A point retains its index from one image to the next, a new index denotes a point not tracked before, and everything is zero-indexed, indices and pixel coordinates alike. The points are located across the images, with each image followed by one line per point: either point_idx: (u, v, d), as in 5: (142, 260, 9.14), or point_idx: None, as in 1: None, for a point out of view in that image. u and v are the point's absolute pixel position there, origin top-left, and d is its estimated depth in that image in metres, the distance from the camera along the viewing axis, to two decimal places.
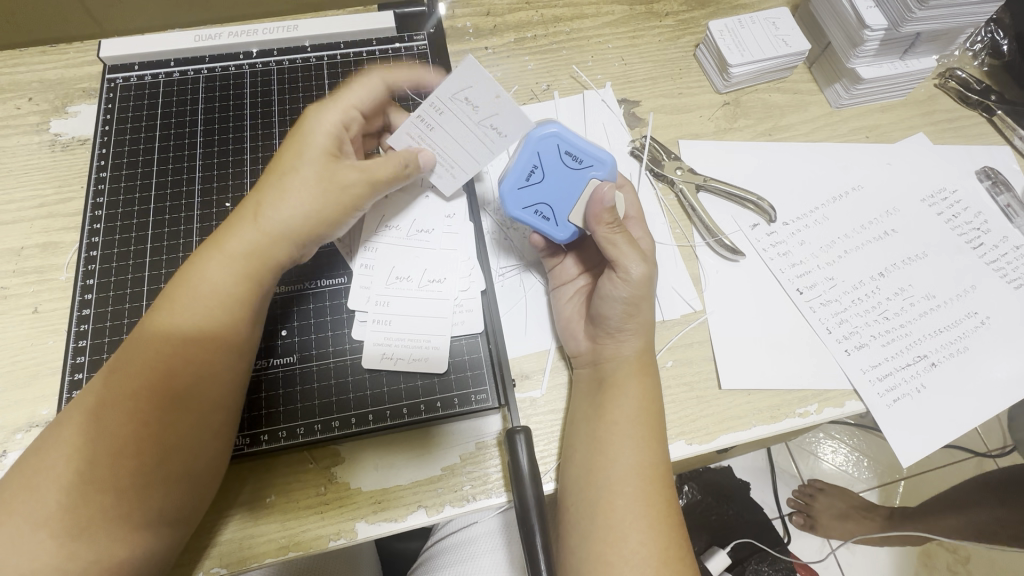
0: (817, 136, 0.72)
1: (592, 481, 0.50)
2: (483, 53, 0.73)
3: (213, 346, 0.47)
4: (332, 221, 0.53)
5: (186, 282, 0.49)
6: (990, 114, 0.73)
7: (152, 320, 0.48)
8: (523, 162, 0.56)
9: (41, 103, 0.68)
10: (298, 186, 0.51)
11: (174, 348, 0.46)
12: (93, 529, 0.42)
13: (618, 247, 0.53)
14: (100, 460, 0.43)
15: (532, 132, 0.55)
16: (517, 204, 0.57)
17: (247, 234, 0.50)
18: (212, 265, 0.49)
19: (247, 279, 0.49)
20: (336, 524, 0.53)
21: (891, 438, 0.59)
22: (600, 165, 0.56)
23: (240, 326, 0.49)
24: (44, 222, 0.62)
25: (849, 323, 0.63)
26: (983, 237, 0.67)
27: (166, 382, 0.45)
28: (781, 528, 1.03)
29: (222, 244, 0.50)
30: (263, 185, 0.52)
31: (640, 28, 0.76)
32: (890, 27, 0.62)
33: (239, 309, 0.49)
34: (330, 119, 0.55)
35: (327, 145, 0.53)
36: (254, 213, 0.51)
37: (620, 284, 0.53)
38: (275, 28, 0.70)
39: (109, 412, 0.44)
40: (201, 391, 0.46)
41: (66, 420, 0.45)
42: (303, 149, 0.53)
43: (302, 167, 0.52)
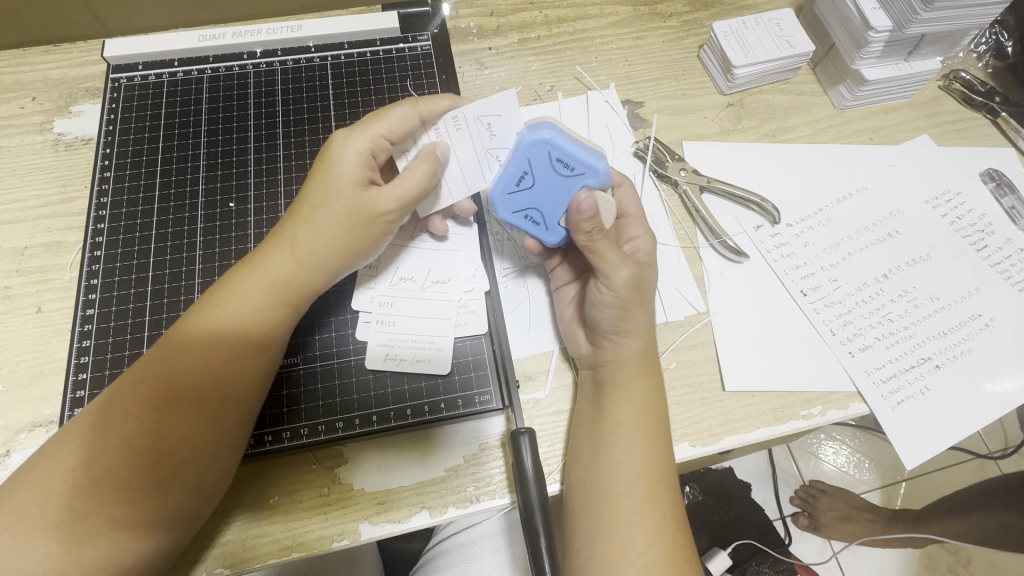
0: (821, 138, 0.72)
1: (597, 483, 0.50)
2: (487, 53, 0.73)
3: (242, 372, 0.47)
4: (361, 251, 0.51)
5: (218, 303, 0.48)
6: (994, 116, 0.73)
7: (180, 335, 0.47)
8: (514, 167, 0.54)
9: (44, 102, 0.68)
10: (330, 216, 0.50)
11: (206, 367, 0.46)
12: (89, 530, 0.42)
13: (599, 254, 0.52)
14: (103, 458, 0.43)
15: (522, 137, 0.53)
16: (508, 208, 0.56)
17: (280, 261, 0.50)
18: (246, 287, 0.49)
19: (278, 307, 0.49)
20: (339, 525, 0.53)
21: (896, 441, 0.59)
22: (593, 173, 0.54)
23: (268, 352, 0.49)
24: (48, 222, 0.62)
25: (854, 326, 0.63)
26: (987, 239, 0.67)
27: (195, 397, 0.45)
28: (781, 529, 1.04)
29: (254, 268, 0.49)
30: (301, 205, 0.51)
31: (644, 29, 0.76)
32: (895, 28, 0.62)
33: (269, 337, 0.49)
34: (357, 146, 0.51)
35: (356, 174, 0.50)
36: (288, 239, 0.50)
37: (605, 290, 0.53)
38: (279, 29, 0.70)
39: (125, 416, 0.44)
40: (226, 412, 0.46)
41: (76, 423, 0.45)
42: (333, 176, 0.50)
43: (333, 198, 0.50)
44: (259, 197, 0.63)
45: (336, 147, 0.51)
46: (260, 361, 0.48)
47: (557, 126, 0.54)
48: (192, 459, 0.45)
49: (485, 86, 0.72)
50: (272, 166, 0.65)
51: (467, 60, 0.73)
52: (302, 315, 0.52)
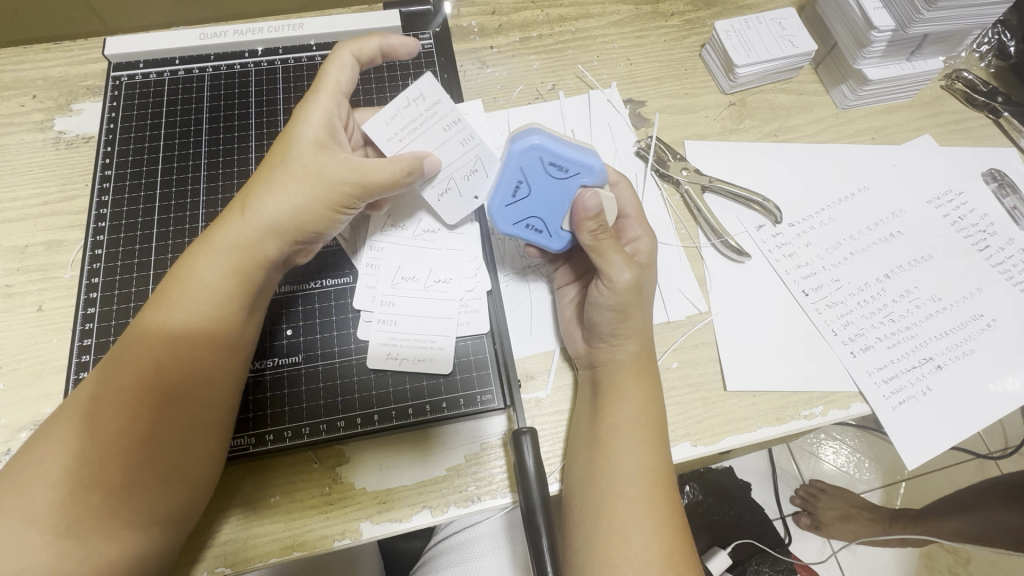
0: (824, 137, 0.72)
1: (598, 483, 0.50)
2: (488, 52, 0.73)
3: (203, 338, 0.47)
4: (324, 216, 0.51)
5: (179, 278, 0.48)
6: (997, 116, 0.73)
7: (146, 315, 0.47)
8: (508, 178, 0.53)
9: (45, 101, 0.68)
10: (287, 180, 0.50)
11: (164, 345, 0.46)
12: (88, 529, 0.42)
13: (604, 254, 0.52)
14: (97, 456, 0.43)
15: (511, 147, 0.52)
16: (507, 220, 0.55)
17: (237, 228, 0.49)
18: (203, 266, 0.48)
19: (236, 277, 0.49)
20: (340, 524, 0.53)
21: (897, 442, 0.59)
22: (587, 171, 0.53)
23: (228, 325, 0.48)
24: (49, 220, 0.62)
25: (855, 325, 0.63)
26: (989, 239, 0.67)
27: (156, 377, 0.45)
28: (781, 529, 1.04)
29: (213, 241, 0.49)
30: (255, 184, 0.51)
31: (646, 28, 0.76)
32: (897, 28, 0.62)
33: (231, 305, 0.48)
34: (316, 113, 0.53)
35: (315, 135, 0.52)
36: (246, 209, 0.50)
37: (606, 292, 0.53)
38: (280, 27, 0.70)
39: (100, 411, 0.44)
40: (189, 383, 0.46)
41: (56, 421, 0.45)
42: (291, 143, 0.52)
43: (289, 162, 0.51)
44: None
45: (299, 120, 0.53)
46: (222, 328, 0.48)
47: (547, 131, 0.53)
48: (168, 440, 0.45)
49: (487, 85, 0.72)
50: None
51: (469, 59, 0.73)
52: (266, 287, 0.52)
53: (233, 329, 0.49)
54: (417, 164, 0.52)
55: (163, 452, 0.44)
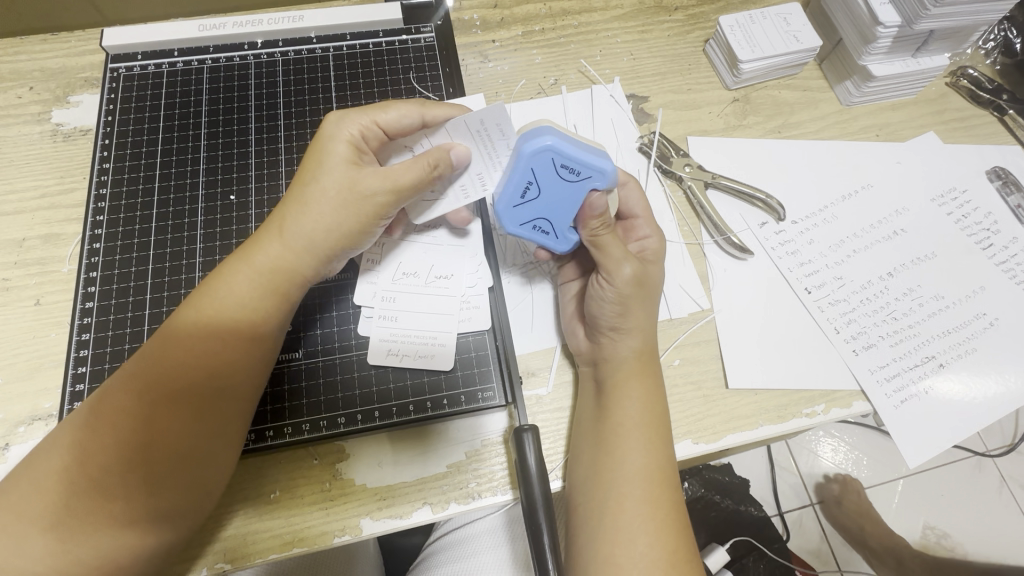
0: (827, 134, 0.71)
1: (599, 482, 0.50)
2: (490, 46, 0.72)
3: (235, 355, 0.47)
4: (356, 234, 0.51)
5: (209, 292, 0.48)
6: (1001, 114, 0.72)
7: (172, 328, 0.46)
8: (518, 178, 0.51)
9: (42, 92, 0.67)
10: (321, 198, 0.49)
11: (194, 361, 0.45)
12: (79, 529, 0.41)
13: (604, 249, 0.53)
14: (95, 456, 0.42)
15: (522, 148, 0.50)
16: (514, 221, 0.54)
17: (274, 249, 0.49)
18: (238, 280, 0.48)
19: (269, 295, 0.49)
20: (340, 520, 0.53)
21: (899, 441, 0.58)
22: (599, 175, 0.50)
23: (259, 345, 0.48)
24: (46, 213, 0.62)
25: (858, 324, 0.62)
26: (993, 238, 0.67)
27: (183, 391, 0.44)
28: (780, 526, 1.04)
29: (244, 259, 0.49)
30: (291, 198, 0.51)
31: (649, 22, 0.75)
32: (903, 24, 0.61)
33: (263, 322, 0.48)
34: (351, 129, 0.51)
35: (347, 152, 0.50)
36: (279, 225, 0.50)
37: (606, 287, 0.53)
38: (281, 19, 0.69)
39: (114, 415, 0.43)
40: (220, 398, 0.46)
41: (67, 424, 0.45)
42: (322, 158, 0.51)
43: (323, 179, 0.50)
44: (260, 189, 0.63)
45: (328, 130, 0.51)
46: (255, 344, 0.48)
47: (558, 131, 0.51)
48: (192, 450, 0.44)
49: (489, 79, 0.71)
50: (273, 159, 0.64)
51: (470, 53, 0.72)
52: (296, 303, 0.52)
53: (264, 343, 0.49)
54: (443, 157, 0.49)
55: (178, 457, 0.44)
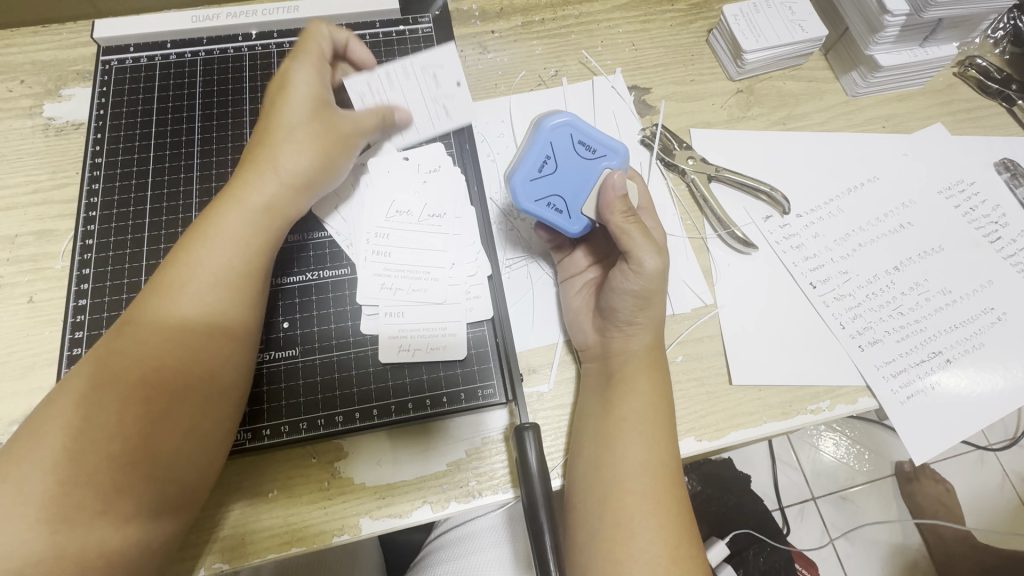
0: (832, 126, 0.70)
1: (600, 479, 0.49)
2: (489, 37, 0.71)
3: (236, 280, 0.48)
4: (334, 161, 0.55)
5: (198, 235, 0.49)
6: (1010, 105, 0.71)
7: (162, 276, 0.47)
8: (536, 152, 0.54)
9: (33, 86, 0.66)
10: (296, 133, 0.53)
11: (183, 297, 0.46)
12: (72, 519, 0.39)
13: (630, 237, 0.51)
14: (96, 427, 0.41)
15: (542, 124, 0.54)
16: (529, 195, 0.53)
17: (258, 182, 0.51)
18: (227, 219, 0.49)
19: (260, 229, 0.50)
20: (339, 520, 0.52)
21: (905, 437, 0.58)
22: (614, 155, 0.54)
23: (250, 284, 0.49)
24: (39, 209, 0.61)
25: (863, 319, 0.61)
26: (1001, 231, 0.66)
27: (180, 331, 0.45)
28: (781, 520, 1.04)
29: (233, 198, 0.50)
30: (264, 137, 0.53)
31: (652, 12, 0.74)
32: (912, 12, 0.60)
33: (260, 257, 0.50)
34: (312, 81, 0.55)
35: (307, 92, 0.54)
36: (258, 159, 0.52)
37: (632, 277, 0.52)
38: (276, 10, 0.68)
39: (116, 368, 0.43)
40: (230, 330, 0.47)
41: (59, 400, 0.43)
42: (288, 98, 0.54)
43: (291, 118, 0.53)
44: None
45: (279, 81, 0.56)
46: (258, 275, 0.50)
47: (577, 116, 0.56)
48: (194, 393, 0.45)
49: (487, 71, 0.70)
50: None
51: (469, 44, 0.71)
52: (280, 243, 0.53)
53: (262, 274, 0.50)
54: (389, 114, 0.60)
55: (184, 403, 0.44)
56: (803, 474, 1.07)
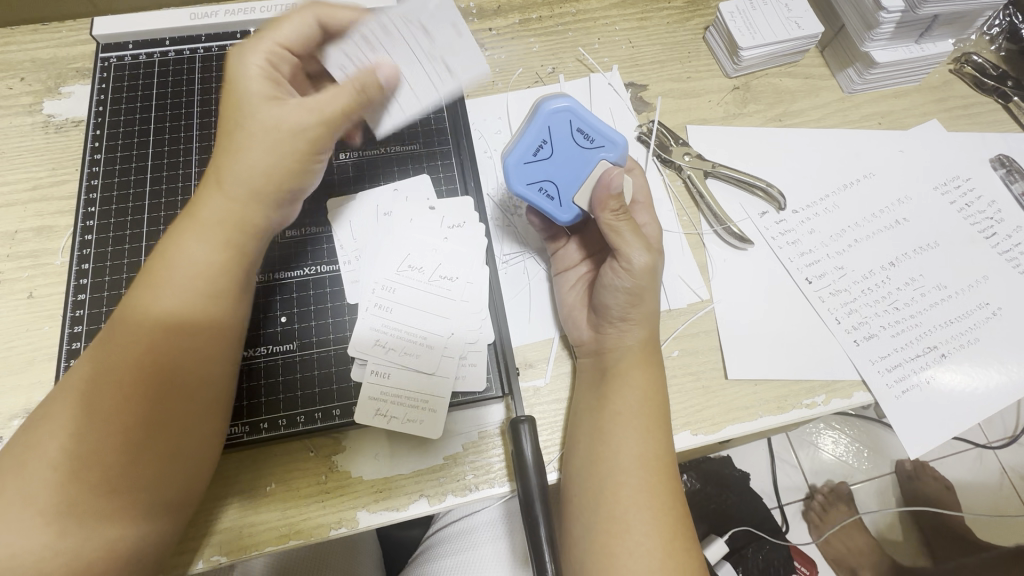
0: (829, 122, 0.70)
1: (596, 473, 0.49)
2: (487, 34, 0.71)
3: (206, 302, 0.46)
4: (301, 170, 0.50)
5: (162, 259, 0.46)
6: (1006, 101, 0.71)
7: (128, 308, 0.45)
8: (533, 135, 0.54)
9: (33, 83, 0.66)
10: (258, 144, 0.48)
11: (152, 322, 0.44)
12: (91, 515, 0.40)
13: (622, 235, 0.51)
14: (98, 440, 0.41)
15: (543, 106, 0.53)
16: (522, 179, 0.54)
17: (216, 202, 0.48)
18: (190, 242, 0.47)
19: (228, 247, 0.48)
20: (336, 513, 0.53)
21: (898, 431, 0.58)
22: (611, 146, 0.54)
23: (219, 308, 0.47)
24: (38, 205, 0.61)
25: (858, 314, 0.62)
26: (996, 226, 0.66)
27: (150, 357, 0.43)
28: (780, 519, 1.04)
29: (196, 217, 0.48)
30: (221, 150, 0.49)
31: (649, 9, 0.74)
32: (907, 9, 0.60)
33: (230, 273, 0.48)
34: (261, 72, 0.49)
35: (263, 90, 0.49)
36: (217, 180, 0.48)
37: (622, 273, 0.52)
38: (275, 7, 0.68)
39: (98, 396, 0.42)
40: (201, 354, 0.46)
41: (52, 415, 0.42)
42: (241, 106, 0.49)
43: (248, 126, 0.48)
44: None
45: (235, 69, 0.50)
46: (225, 296, 0.48)
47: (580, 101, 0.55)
48: (172, 415, 0.44)
49: None
50: None
51: None
52: (253, 258, 0.50)
53: (234, 287, 0.48)
54: (370, 79, 0.49)
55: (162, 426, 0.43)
56: (802, 472, 1.07)
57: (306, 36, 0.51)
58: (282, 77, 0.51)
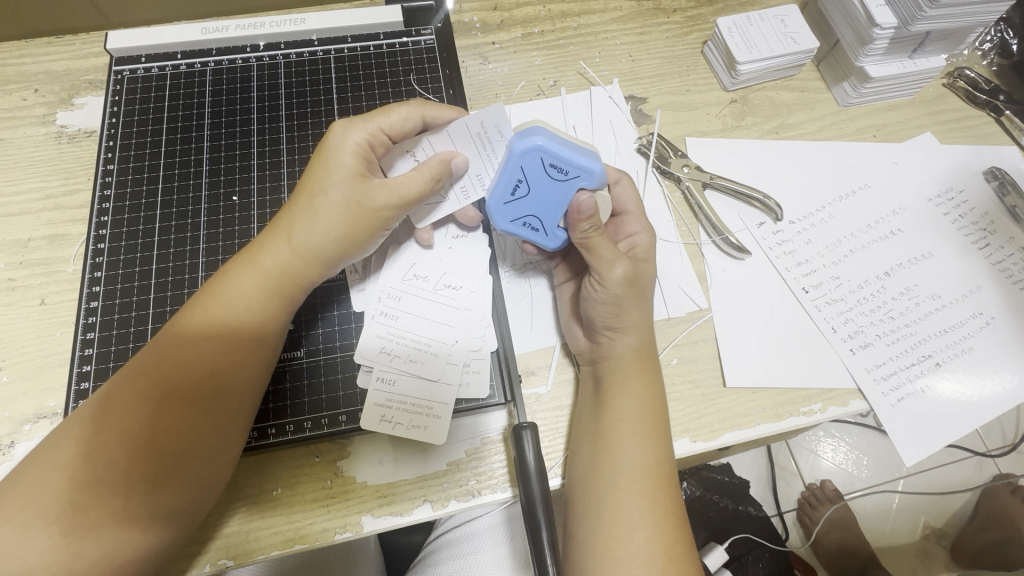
0: (824, 136, 0.72)
1: (596, 480, 0.50)
2: (490, 48, 0.73)
3: (249, 349, 0.48)
4: (359, 241, 0.52)
5: (215, 295, 0.48)
6: (998, 114, 0.73)
7: (177, 331, 0.47)
8: (507, 176, 0.53)
9: (47, 95, 0.68)
10: (327, 206, 0.50)
11: (196, 358, 0.46)
12: (86, 526, 0.42)
13: (596, 253, 0.53)
14: (112, 458, 0.43)
15: (512, 147, 0.51)
16: (506, 217, 0.55)
17: (277, 250, 0.50)
18: (243, 285, 0.49)
19: (273, 295, 0.49)
20: (341, 518, 0.54)
21: (895, 439, 0.59)
22: (588, 175, 0.52)
23: (261, 356, 0.49)
24: (51, 215, 0.62)
25: (854, 323, 0.63)
26: (989, 238, 0.67)
27: (186, 389, 0.45)
28: (779, 527, 1.06)
29: (253, 259, 0.50)
30: (294, 206, 0.51)
31: (648, 24, 0.76)
32: (900, 25, 0.62)
33: (274, 322, 0.50)
34: (356, 141, 0.52)
35: (355, 163, 0.51)
36: (284, 229, 0.51)
37: (598, 288, 0.54)
38: (282, 22, 0.69)
39: (122, 413, 0.44)
40: (234, 400, 0.47)
41: (76, 427, 0.44)
42: (328, 164, 0.51)
43: (331, 187, 0.50)
44: (262, 190, 0.63)
45: (335, 137, 0.52)
46: (266, 348, 0.49)
47: (549, 130, 0.52)
48: (196, 449, 0.45)
49: (488, 81, 0.72)
50: (276, 161, 0.65)
51: (470, 55, 0.73)
52: (296, 309, 0.52)
53: (276, 336, 0.50)
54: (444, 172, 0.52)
55: (182, 457, 0.44)
56: (801, 479, 1.08)
57: (407, 130, 0.54)
58: (374, 158, 0.53)
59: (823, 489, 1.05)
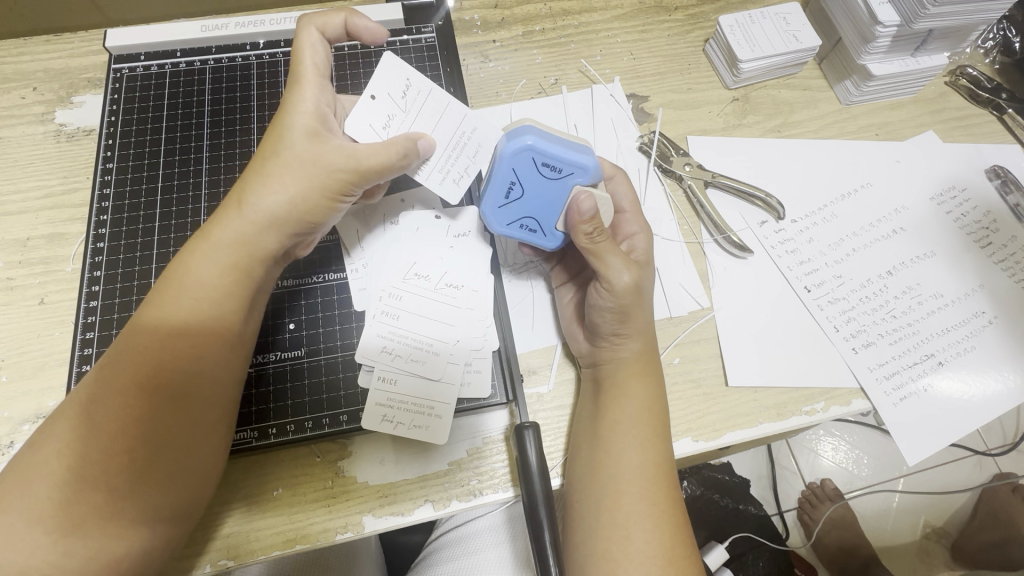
0: (826, 134, 0.71)
1: (597, 480, 0.50)
2: (491, 46, 0.73)
3: (212, 324, 0.47)
4: (323, 208, 0.51)
5: (176, 277, 0.47)
6: (1000, 113, 0.73)
7: (140, 319, 0.46)
8: (500, 179, 0.53)
9: (46, 93, 0.67)
10: (284, 173, 0.49)
11: (158, 343, 0.45)
12: (71, 527, 0.42)
13: (602, 258, 0.52)
14: (91, 455, 0.42)
15: (504, 148, 0.51)
16: (502, 221, 0.56)
17: (233, 222, 0.48)
18: (203, 264, 0.47)
19: (234, 270, 0.48)
20: (342, 518, 0.53)
21: (898, 438, 0.59)
22: (582, 171, 0.52)
23: (225, 333, 0.47)
24: (50, 214, 0.62)
25: (856, 322, 0.63)
26: (992, 236, 0.67)
27: (153, 376, 0.44)
28: (780, 525, 1.06)
29: (210, 235, 0.48)
30: (252, 177, 0.50)
31: (650, 21, 0.76)
32: (902, 23, 0.62)
33: (236, 296, 0.48)
34: (306, 104, 0.51)
35: (307, 125, 0.51)
36: (239, 199, 0.49)
37: (605, 294, 0.53)
38: (283, 20, 0.69)
39: (97, 408, 0.44)
40: (203, 382, 0.46)
41: (57, 424, 0.44)
42: (280, 135, 0.51)
43: (285, 153, 0.50)
44: None
45: (292, 97, 0.52)
46: (230, 322, 0.48)
47: (539, 129, 0.52)
48: (172, 439, 0.44)
49: (489, 79, 0.71)
50: None
51: (471, 53, 0.72)
52: (262, 281, 0.50)
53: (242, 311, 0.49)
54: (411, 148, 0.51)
55: (160, 449, 0.44)
56: (801, 478, 1.08)
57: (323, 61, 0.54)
58: (326, 119, 0.52)
59: (824, 487, 1.05)
